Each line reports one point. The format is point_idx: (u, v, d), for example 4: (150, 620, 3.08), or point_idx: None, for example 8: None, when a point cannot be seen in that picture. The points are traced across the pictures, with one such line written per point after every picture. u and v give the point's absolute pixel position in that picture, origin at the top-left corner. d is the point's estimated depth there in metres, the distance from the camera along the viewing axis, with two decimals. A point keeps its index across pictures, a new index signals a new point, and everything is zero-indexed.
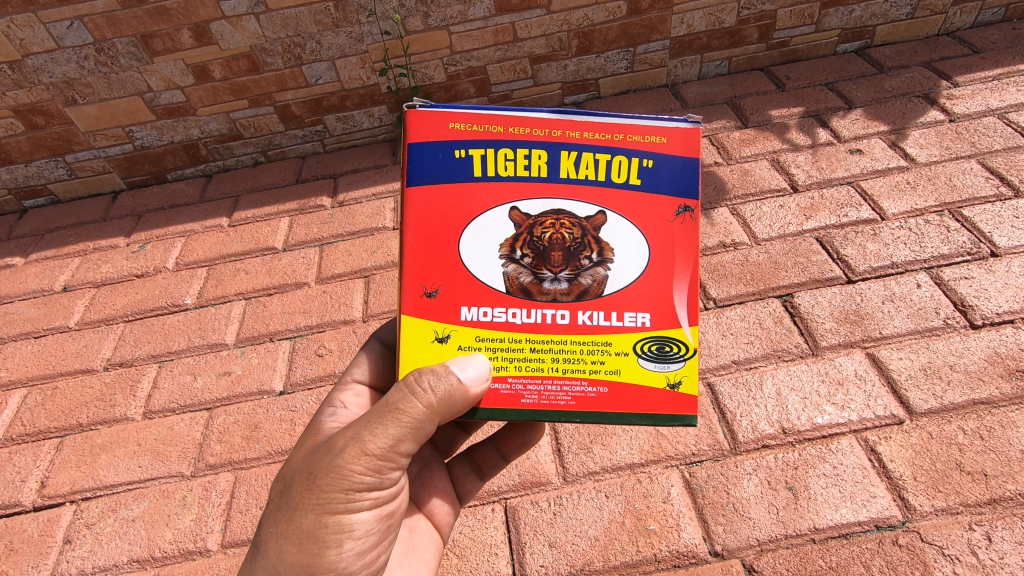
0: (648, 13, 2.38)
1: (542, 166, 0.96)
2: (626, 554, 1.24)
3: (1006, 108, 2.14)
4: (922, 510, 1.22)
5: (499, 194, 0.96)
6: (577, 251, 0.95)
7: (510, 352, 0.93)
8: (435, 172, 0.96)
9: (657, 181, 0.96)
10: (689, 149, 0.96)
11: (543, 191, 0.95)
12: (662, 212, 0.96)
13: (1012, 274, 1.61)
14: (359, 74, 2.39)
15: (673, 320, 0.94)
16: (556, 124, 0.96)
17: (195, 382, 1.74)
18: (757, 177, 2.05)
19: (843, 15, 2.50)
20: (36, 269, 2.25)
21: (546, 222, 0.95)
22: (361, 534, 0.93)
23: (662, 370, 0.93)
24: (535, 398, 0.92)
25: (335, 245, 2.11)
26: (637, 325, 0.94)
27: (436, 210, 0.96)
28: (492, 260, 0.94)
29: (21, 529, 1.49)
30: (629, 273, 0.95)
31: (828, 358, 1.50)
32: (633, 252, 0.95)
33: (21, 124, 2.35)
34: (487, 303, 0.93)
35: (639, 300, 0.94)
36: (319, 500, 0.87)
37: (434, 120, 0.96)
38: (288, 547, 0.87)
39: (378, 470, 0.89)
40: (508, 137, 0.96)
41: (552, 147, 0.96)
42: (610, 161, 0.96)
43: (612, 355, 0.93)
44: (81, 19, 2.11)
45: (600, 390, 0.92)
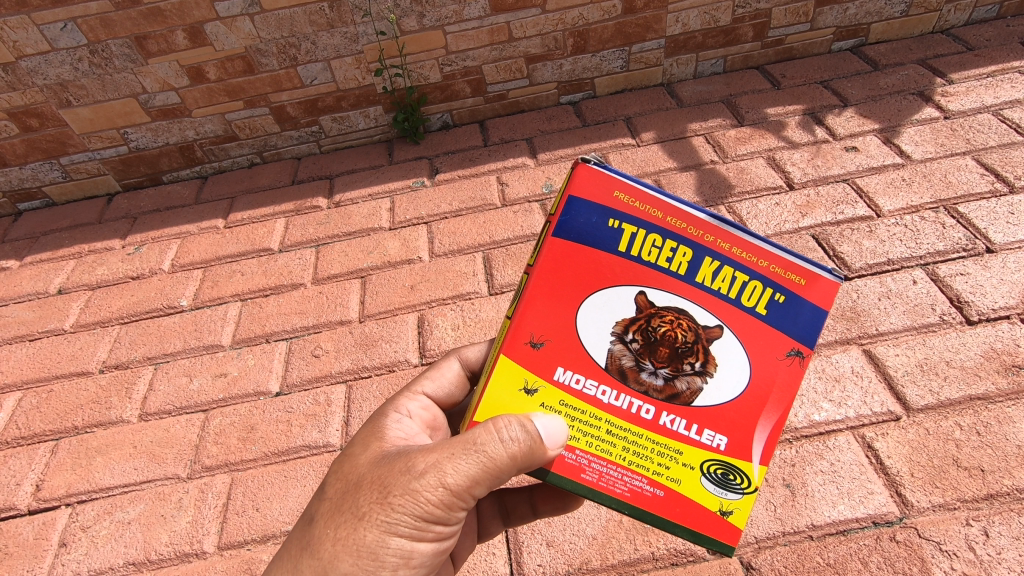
0: (643, 13, 2.38)
1: (681, 265, 0.89)
2: (624, 553, 1.24)
3: (1000, 105, 2.15)
4: (919, 506, 1.22)
5: (628, 273, 0.90)
6: (682, 355, 0.89)
7: (587, 427, 0.90)
8: (580, 232, 0.91)
9: (784, 321, 0.89)
10: (832, 306, 0.88)
11: (672, 286, 0.89)
12: (776, 348, 0.89)
13: (1007, 269, 1.61)
14: (355, 75, 2.39)
15: (746, 453, 0.89)
16: (713, 229, 0.89)
17: (190, 384, 1.73)
18: (753, 175, 2.05)
19: (837, 13, 2.50)
20: (31, 272, 2.24)
21: (666, 318, 0.89)
22: (414, 564, 0.90)
23: (719, 495, 0.88)
24: (593, 476, 0.89)
25: (332, 246, 2.10)
26: (711, 445, 0.89)
27: (566, 272, 0.92)
28: (601, 331, 0.91)
29: (16, 533, 1.48)
30: (721, 393, 0.89)
31: (824, 355, 1.51)
32: (732, 374, 0.89)
33: (15, 126, 2.34)
34: (585, 373, 0.90)
35: (721, 421, 0.89)
36: (384, 517, 0.85)
37: (602, 182, 0.90)
38: (343, 556, 0.85)
39: (449, 505, 0.87)
40: (662, 225, 0.89)
41: (700, 251, 0.89)
42: (750, 285, 0.89)
43: (678, 464, 0.88)
44: (75, 21, 2.11)
45: (657, 492, 0.88)
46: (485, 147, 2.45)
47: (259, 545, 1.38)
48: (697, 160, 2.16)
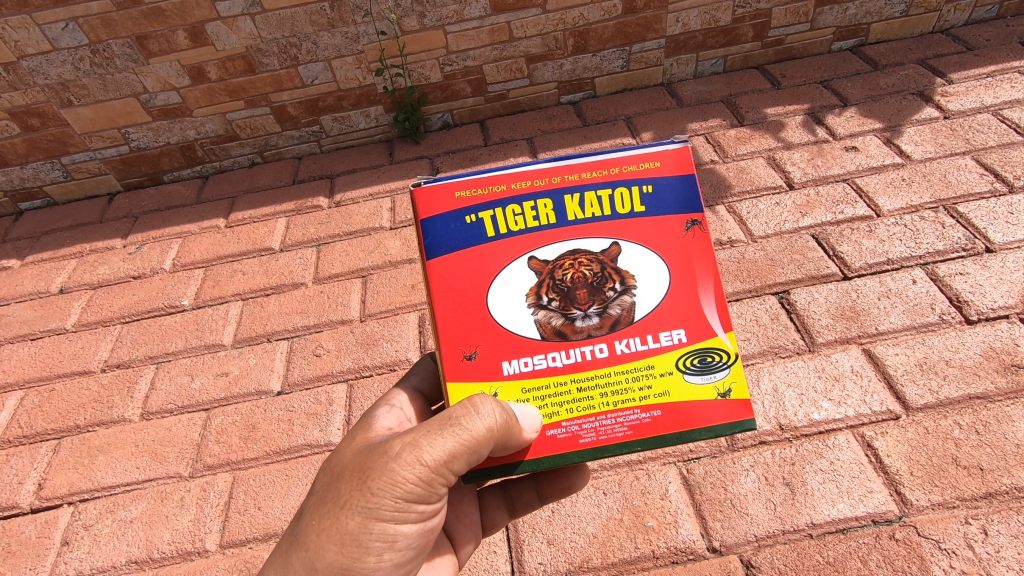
0: (644, 13, 2.39)
1: (549, 214, 1.00)
2: (625, 551, 1.25)
3: (1000, 105, 2.15)
4: (918, 505, 1.23)
5: (515, 249, 0.99)
6: (600, 285, 0.97)
7: (559, 398, 0.94)
8: (451, 240, 0.99)
9: (660, 205, 1.01)
10: (682, 166, 1.02)
11: (556, 236, 0.99)
12: (673, 230, 1.00)
13: (1006, 269, 1.61)
14: (355, 75, 2.39)
15: (709, 331, 0.95)
16: (553, 173, 1.02)
17: (192, 383, 1.74)
18: (752, 175, 2.06)
19: (837, 13, 2.51)
20: (33, 272, 2.24)
21: (564, 264, 0.97)
22: (400, 546, 0.92)
23: (710, 380, 0.93)
24: (592, 436, 0.92)
25: (332, 245, 2.11)
26: (675, 343, 0.95)
27: (459, 277, 0.98)
28: (522, 313, 0.96)
29: (18, 532, 1.49)
30: (655, 295, 0.97)
31: (824, 354, 1.51)
32: (653, 274, 0.98)
33: (16, 126, 2.34)
34: (528, 353, 0.95)
35: (671, 319, 0.96)
36: (366, 502, 0.87)
37: (440, 193, 1.00)
38: (329, 545, 0.86)
39: (430, 482, 0.88)
40: (512, 195, 1.01)
41: (554, 194, 1.01)
42: (611, 195, 1.01)
43: (657, 378, 0.94)
44: (77, 20, 2.11)
45: (654, 414, 0.92)
46: (485, 147, 2.45)
47: (261, 543, 1.38)
48: (697, 160, 2.16)
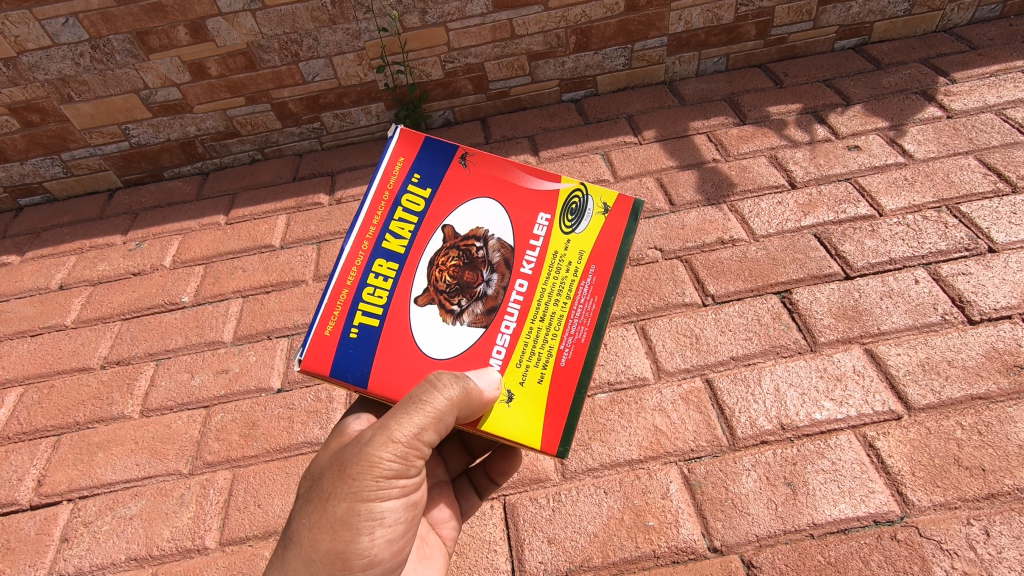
0: (646, 10, 2.38)
1: (395, 264, 1.01)
2: (625, 551, 1.24)
3: (1003, 104, 2.14)
4: (920, 506, 1.22)
5: (404, 309, 0.99)
6: (472, 259, 1.03)
7: (540, 340, 1.00)
8: (356, 357, 0.98)
9: (436, 178, 1.06)
10: (410, 148, 1.07)
11: (412, 270, 1.01)
12: (461, 176, 1.06)
13: (1009, 269, 1.61)
14: (356, 72, 2.38)
15: (552, 194, 1.07)
16: (359, 243, 1.01)
17: (192, 380, 1.73)
18: (754, 173, 2.05)
19: (840, 11, 2.50)
20: (32, 268, 2.24)
21: (436, 271, 1.01)
22: (391, 521, 0.97)
23: (591, 215, 1.06)
24: (583, 328, 1.01)
25: (333, 242, 2.10)
26: (550, 226, 1.05)
27: (388, 359, 0.98)
28: (452, 331, 1.00)
29: (18, 528, 1.49)
30: (501, 216, 1.05)
31: (825, 354, 1.51)
32: (490, 209, 1.05)
33: (16, 122, 2.33)
34: (495, 342, 1.00)
35: (531, 216, 1.05)
36: (349, 489, 0.92)
37: (316, 346, 0.97)
38: (321, 535, 0.92)
39: (405, 456, 0.94)
40: (358, 285, 1.00)
41: (377, 252, 1.01)
42: (404, 207, 1.03)
43: (569, 251, 1.04)
44: (76, 16, 2.10)
45: (593, 274, 1.03)
46: (486, 145, 2.44)
47: (260, 541, 1.38)
48: (699, 159, 2.16)
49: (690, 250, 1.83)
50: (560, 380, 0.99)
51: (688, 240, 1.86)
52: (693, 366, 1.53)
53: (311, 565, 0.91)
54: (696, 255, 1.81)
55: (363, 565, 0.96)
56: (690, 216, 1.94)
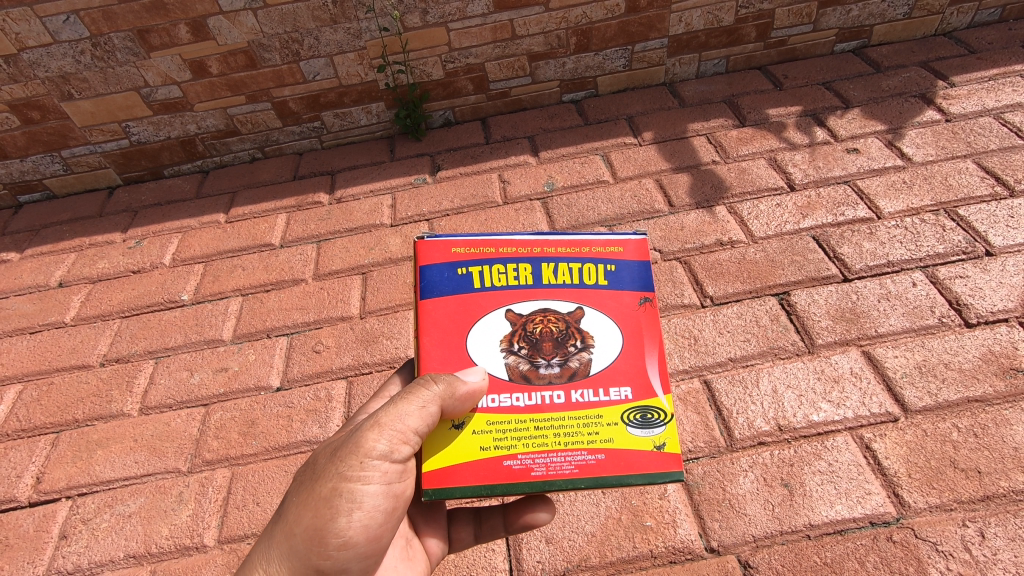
0: (647, 12, 2.38)
1: (526, 276, 1.08)
2: (623, 550, 1.25)
3: (1002, 109, 2.15)
4: (916, 507, 1.23)
5: (495, 301, 1.07)
6: (564, 340, 1.04)
7: (516, 435, 0.97)
8: (443, 286, 1.08)
9: (621, 284, 1.09)
10: (644, 256, 1.12)
11: (530, 295, 1.07)
12: (629, 303, 1.08)
13: (1007, 273, 1.62)
14: (357, 71, 2.38)
15: (652, 390, 1.01)
16: (536, 242, 1.11)
17: (191, 378, 1.74)
18: (754, 175, 2.06)
19: (840, 14, 2.51)
20: (32, 265, 2.24)
21: (536, 319, 1.05)
22: (370, 507, 0.97)
23: (648, 434, 0.97)
24: (543, 470, 0.94)
25: (333, 241, 2.11)
26: (619, 399, 1.00)
27: (446, 318, 1.06)
28: (494, 353, 1.03)
29: (16, 525, 1.49)
30: (609, 354, 1.03)
31: (823, 356, 1.51)
32: (610, 338, 1.04)
33: (16, 119, 2.33)
34: (497, 391, 1.00)
35: (619, 377, 1.02)
36: (336, 468, 0.95)
37: (439, 247, 1.11)
38: (305, 512, 0.94)
39: (392, 442, 0.96)
40: (501, 256, 1.10)
41: (533, 261, 1.09)
42: (582, 268, 1.10)
43: (604, 426, 0.98)
44: (78, 13, 2.10)
45: (598, 457, 0.95)
46: (486, 145, 2.45)
47: None
48: (698, 160, 2.16)
49: (688, 252, 1.84)
50: (488, 472, 0.95)
51: (687, 241, 1.86)
52: (691, 368, 1.53)
53: (290, 540, 0.93)
54: (695, 256, 1.82)
55: (338, 546, 0.96)
56: (690, 218, 1.94)
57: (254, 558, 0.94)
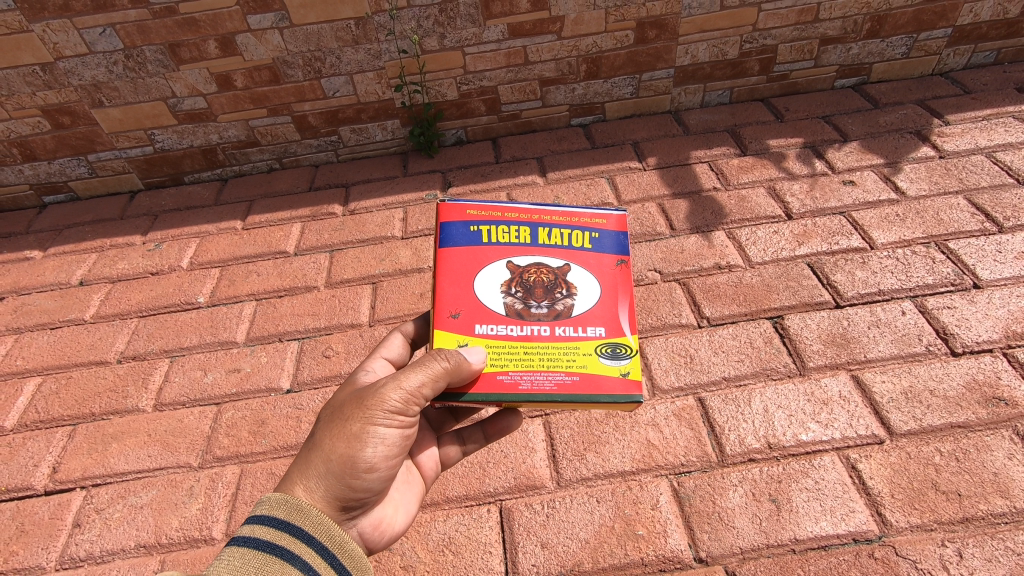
0: (655, 43, 2.49)
1: (524, 236, 1.20)
2: (615, 557, 1.30)
3: (994, 147, 2.24)
4: (898, 526, 1.28)
5: (498, 254, 1.18)
6: (553, 288, 1.14)
7: (506, 356, 1.08)
8: (454, 238, 1.19)
9: (604, 248, 1.21)
10: (623, 228, 1.24)
11: (527, 251, 1.18)
12: (608, 263, 1.19)
13: (992, 305, 1.68)
14: (375, 89, 2.49)
15: (621, 330, 1.12)
16: (533, 210, 1.23)
17: (204, 377, 1.80)
18: (753, 204, 2.14)
19: (841, 52, 2.61)
20: (55, 263, 2.32)
21: (531, 270, 1.16)
22: (392, 445, 1.06)
23: (616, 364, 1.08)
24: (528, 385, 1.06)
25: (345, 251, 2.19)
26: (593, 335, 1.11)
27: (456, 265, 1.16)
28: (495, 294, 1.13)
29: (32, 512, 1.54)
30: (589, 299, 1.14)
31: (814, 378, 1.57)
32: (591, 288, 1.15)
33: (47, 123, 2.43)
34: (495, 320, 1.11)
35: (595, 318, 1.12)
36: (366, 411, 1.03)
37: (455, 208, 1.23)
38: (338, 444, 1.01)
39: (409, 400, 1.04)
40: (506, 219, 1.21)
41: (531, 225, 1.21)
42: (571, 233, 1.21)
43: (581, 354, 1.09)
44: (114, 27, 2.21)
45: (574, 378, 1.06)
46: (496, 164, 2.54)
47: None
48: (700, 187, 2.25)
49: (688, 274, 1.91)
50: (483, 383, 1.06)
51: (687, 264, 1.94)
52: (686, 386, 1.59)
53: (327, 465, 1.00)
54: (694, 278, 1.89)
55: (367, 471, 1.04)
56: (691, 241, 2.02)
57: (292, 478, 0.99)
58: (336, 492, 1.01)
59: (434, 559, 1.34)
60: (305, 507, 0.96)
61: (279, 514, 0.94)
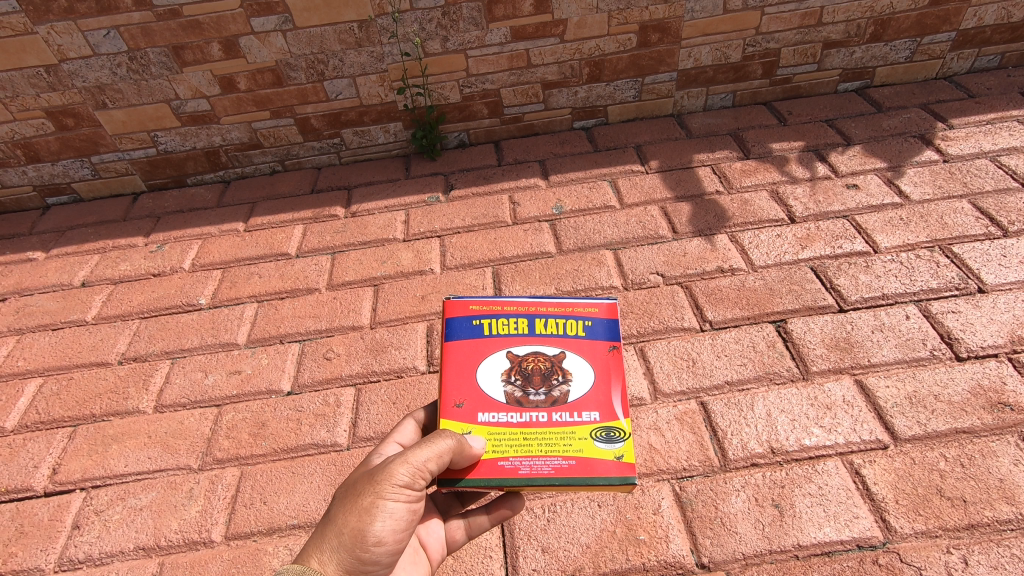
0: (657, 46, 2.49)
1: (521, 326, 1.19)
2: (616, 562, 1.29)
3: (998, 151, 2.23)
4: (902, 532, 1.27)
5: (497, 344, 1.18)
6: (549, 375, 1.15)
7: (505, 443, 1.09)
8: (456, 330, 1.20)
9: (597, 334, 1.20)
10: (616, 313, 1.23)
11: (524, 340, 1.18)
12: (602, 347, 1.18)
13: (997, 309, 1.67)
14: (377, 92, 2.49)
15: (615, 413, 1.12)
16: (529, 299, 1.23)
17: (205, 379, 1.80)
18: (756, 207, 2.13)
19: (844, 56, 2.61)
20: (57, 265, 2.32)
21: (528, 358, 1.16)
22: (402, 519, 1.04)
23: (610, 447, 1.09)
24: (526, 470, 1.07)
25: (346, 254, 2.19)
26: (588, 419, 1.11)
27: (457, 357, 1.17)
28: (494, 383, 1.14)
29: (32, 513, 1.54)
30: (584, 385, 1.14)
31: (817, 383, 1.56)
32: (586, 374, 1.15)
33: (51, 125, 2.44)
34: (495, 409, 1.12)
35: (590, 403, 1.13)
36: (376, 486, 1.02)
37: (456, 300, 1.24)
38: (349, 518, 1.00)
39: (417, 475, 1.03)
40: (505, 311, 1.21)
41: (527, 314, 1.21)
42: (565, 321, 1.21)
43: (577, 439, 1.09)
44: (118, 29, 2.22)
45: (570, 463, 1.07)
46: (499, 167, 2.54)
47: (264, 537, 1.43)
48: (702, 190, 2.24)
49: (690, 277, 1.90)
50: (484, 469, 1.07)
51: (689, 267, 1.93)
52: (689, 390, 1.59)
53: (339, 538, 0.99)
54: (696, 282, 1.89)
55: (376, 545, 1.02)
56: (692, 245, 2.01)
57: (307, 552, 0.98)
58: (346, 565, 0.99)
59: None
60: None
61: None
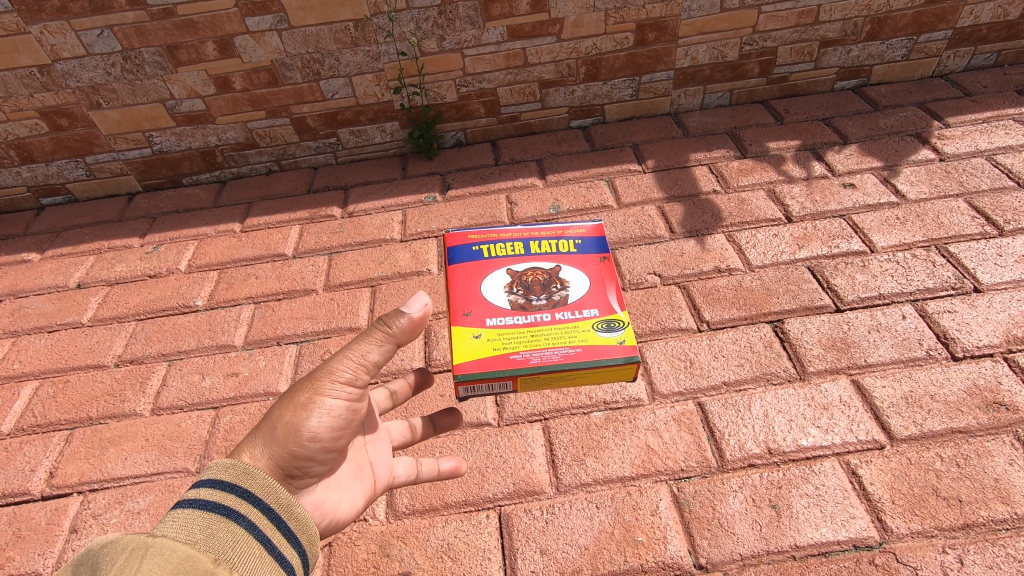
0: (654, 45, 2.48)
1: (515, 248, 1.21)
2: (614, 564, 1.29)
3: (994, 150, 2.24)
4: (898, 532, 1.28)
5: (495, 264, 1.18)
6: (547, 283, 1.15)
7: (511, 341, 1.07)
8: (453, 258, 1.20)
9: (588, 249, 1.23)
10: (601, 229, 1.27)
11: (521, 258, 1.19)
12: (593, 257, 1.21)
13: (993, 309, 1.68)
14: (374, 91, 2.48)
15: (613, 308, 1.12)
16: (519, 227, 1.26)
17: (203, 381, 1.79)
18: (753, 206, 2.13)
19: (841, 54, 2.61)
20: (52, 266, 2.31)
21: (526, 272, 1.17)
22: (340, 419, 1.06)
23: (614, 336, 1.08)
24: (536, 362, 1.04)
25: (343, 254, 2.18)
26: (589, 315, 1.11)
27: (457, 277, 1.16)
28: (495, 293, 1.13)
29: (29, 518, 1.53)
30: (581, 287, 1.14)
31: (814, 383, 1.57)
32: (582, 278, 1.16)
33: (45, 125, 2.42)
34: (498, 313, 1.10)
35: (589, 301, 1.13)
36: (315, 382, 1.04)
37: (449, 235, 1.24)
38: (286, 413, 1.02)
39: (358, 372, 1.06)
40: (497, 236, 1.24)
41: (520, 239, 1.23)
42: (557, 242, 1.23)
43: (580, 332, 1.08)
44: (112, 28, 2.20)
45: (578, 352, 1.06)
46: (496, 166, 2.53)
47: None
48: (699, 190, 2.24)
49: (687, 278, 1.90)
50: (490, 364, 1.04)
51: (687, 267, 1.93)
52: (686, 391, 1.59)
53: (272, 432, 1.00)
54: (694, 282, 1.89)
55: (312, 441, 1.03)
56: (689, 245, 2.01)
57: (241, 448, 1.00)
58: (279, 460, 1.00)
59: (433, 566, 1.33)
60: (250, 472, 0.95)
61: (225, 477, 0.92)
